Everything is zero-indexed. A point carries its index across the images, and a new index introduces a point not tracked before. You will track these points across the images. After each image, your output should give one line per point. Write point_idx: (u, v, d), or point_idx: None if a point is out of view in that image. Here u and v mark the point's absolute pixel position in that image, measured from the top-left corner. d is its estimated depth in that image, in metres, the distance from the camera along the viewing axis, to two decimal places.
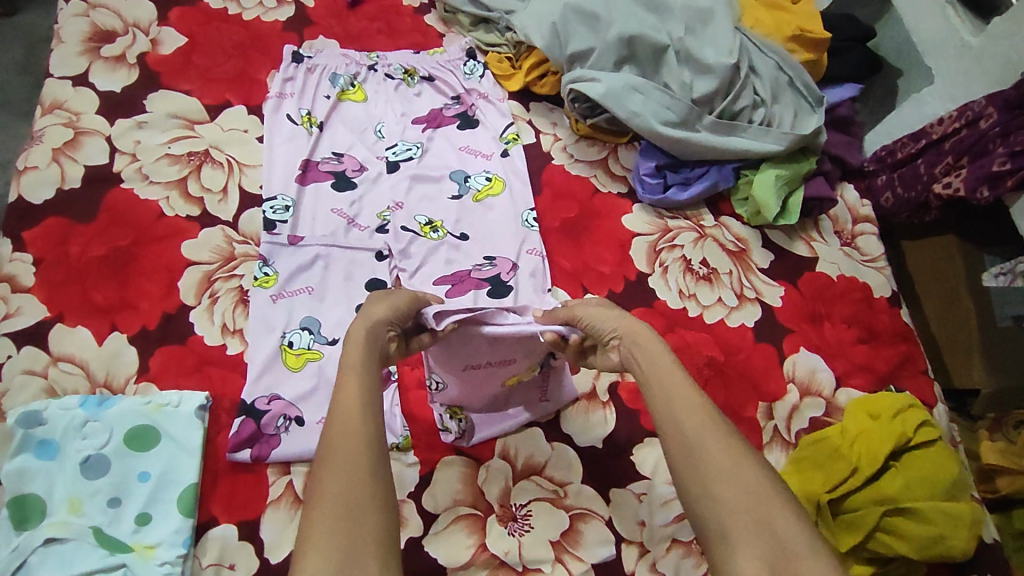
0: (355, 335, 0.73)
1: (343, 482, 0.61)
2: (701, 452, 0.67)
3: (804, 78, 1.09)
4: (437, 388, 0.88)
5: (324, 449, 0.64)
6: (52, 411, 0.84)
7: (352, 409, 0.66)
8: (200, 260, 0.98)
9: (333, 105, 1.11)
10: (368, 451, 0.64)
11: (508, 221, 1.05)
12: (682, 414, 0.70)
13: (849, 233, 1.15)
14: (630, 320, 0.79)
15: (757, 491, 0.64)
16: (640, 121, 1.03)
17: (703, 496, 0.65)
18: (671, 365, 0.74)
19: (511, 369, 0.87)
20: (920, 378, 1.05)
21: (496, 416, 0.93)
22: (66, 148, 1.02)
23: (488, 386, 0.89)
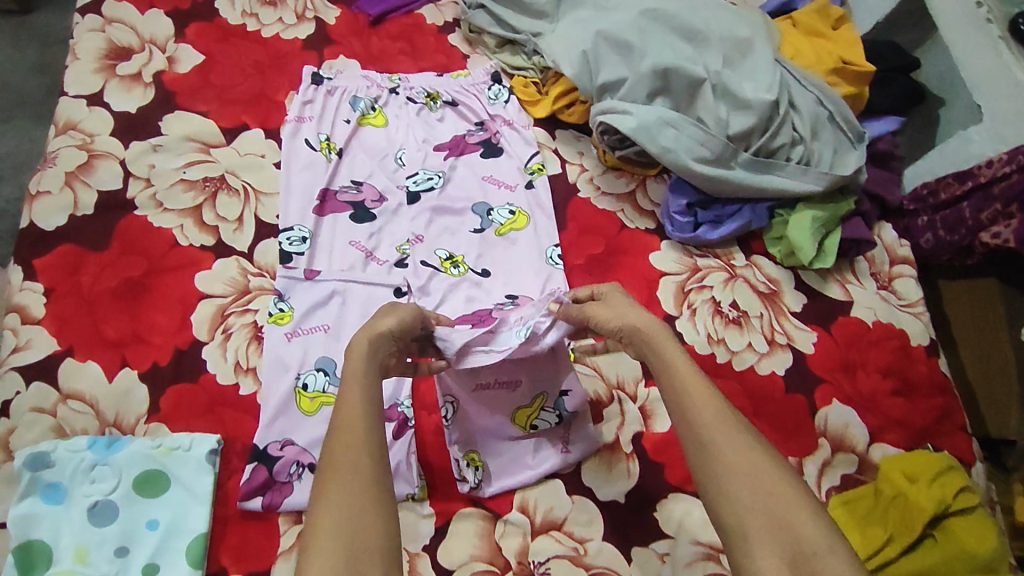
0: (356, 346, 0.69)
1: (345, 492, 0.58)
2: (716, 451, 0.64)
3: (845, 113, 1.03)
4: (450, 416, 0.89)
5: (328, 453, 0.62)
6: (60, 454, 0.83)
7: (356, 416, 0.63)
8: (214, 293, 0.95)
9: (353, 130, 1.08)
10: (371, 458, 0.61)
11: (532, 258, 1.01)
12: (695, 412, 0.67)
13: (886, 275, 1.10)
14: (642, 315, 0.75)
15: (772, 489, 0.62)
16: (672, 157, 0.98)
17: (718, 496, 0.63)
18: (682, 359, 0.71)
19: (522, 395, 0.89)
20: (959, 435, 1.01)
21: (515, 465, 0.91)
22: (79, 172, 0.99)
23: (497, 413, 0.90)
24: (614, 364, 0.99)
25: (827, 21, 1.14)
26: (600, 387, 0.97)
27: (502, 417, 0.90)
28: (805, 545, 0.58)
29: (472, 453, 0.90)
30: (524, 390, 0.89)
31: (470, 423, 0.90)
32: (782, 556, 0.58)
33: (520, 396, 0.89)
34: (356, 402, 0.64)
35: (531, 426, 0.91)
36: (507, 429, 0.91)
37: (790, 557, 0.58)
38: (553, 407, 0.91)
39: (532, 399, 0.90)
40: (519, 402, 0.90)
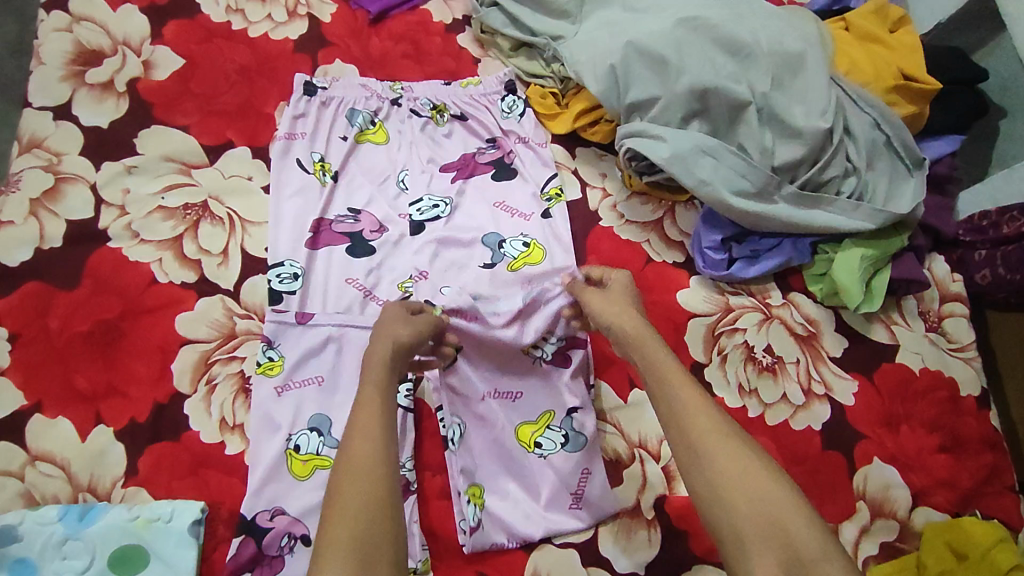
0: (375, 350, 0.73)
1: (359, 490, 0.59)
2: (707, 454, 0.62)
3: (904, 139, 0.93)
4: (455, 443, 0.84)
5: (341, 453, 0.63)
6: (28, 526, 0.75)
7: (371, 418, 0.65)
8: (197, 338, 0.86)
9: (350, 148, 0.97)
10: (383, 458, 0.62)
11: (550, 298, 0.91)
12: (686, 413, 0.66)
13: (936, 314, 1.00)
14: (632, 319, 0.77)
15: (766, 490, 0.60)
16: (709, 191, 0.88)
17: (712, 500, 0.61)
18: (668, 361, 0.71)
19: (523, 408, 0.88)
20: (1008, 496, 0.92)
21: (521, 510, 0.84)
22: (45, 198, 0.89)
23: (499, 431, 0.87)
24: (636, 419, 0.90)
25: (884, 23, 1.01)
26: (619, 445, 0.89)
27: (504, 434, 0.87)
28: (803, 549, 0.56)
29: (475, 490, 0.84)
30: (527, 404, 0.88)
31: (474, 453, 0.85)
32: (776, 558, 0.56)
33: (523, 410, 0.88)
34: (372, 406, 0.66)
35: (536, 447, 0.86)
36: (511, 451, 0.86)
37: (786, 565, 0.56)
38: (559, 426, 0.87)
39: (537, 416, 0.88)
40: (524, 417, 0.88)
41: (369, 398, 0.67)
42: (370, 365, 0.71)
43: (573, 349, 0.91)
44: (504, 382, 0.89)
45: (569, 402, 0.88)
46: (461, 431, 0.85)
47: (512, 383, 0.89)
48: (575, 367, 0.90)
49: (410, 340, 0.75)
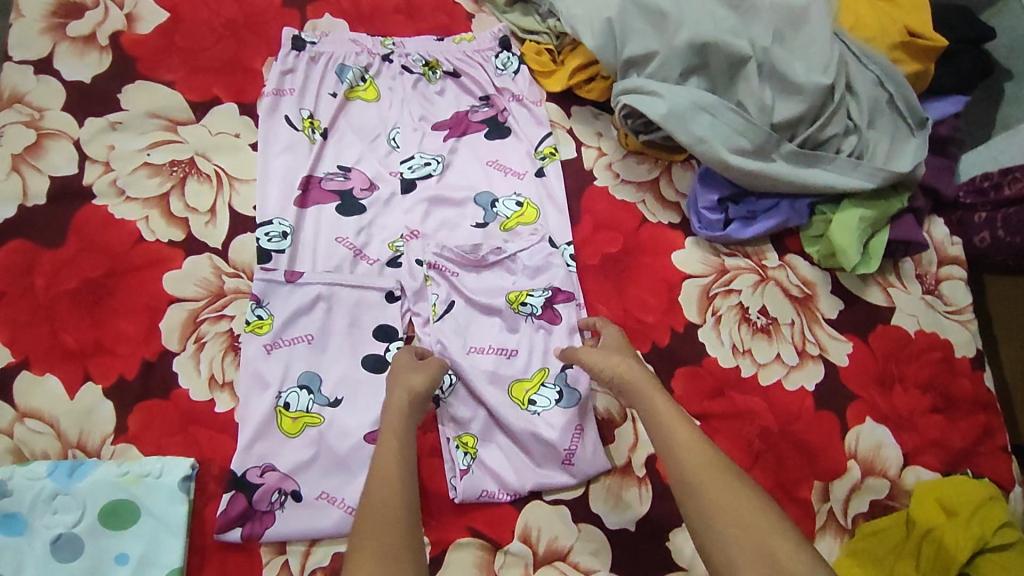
0: (393, 398, 0.76)
1: (381, 528, 0.65)
2: (703, 492, 0.68)
3: (907, 96, 0.90)
4: (447, 394, 0.85)
5: (366, 498, 0.68)
6: (17, 482, 0.75)
7: (392, 465, 0.71)
8: (185, 296, 0.85)
9: (340, 105, 0.95)
10: (403, 498, 0.68)
11: (541, 256, 0.90)
12: (682, 454, 0.71)
13: (933, 277, 0.99)
14: (628, 361, 0.79)
15: (759, 525, 0.65)
16: (707, 148, 0.86)
17: (708, 534, 0.66)
18: (666, 405, 0.75)
19: (518, 361, 0.87)
20: (999, 455, 0.92)
21: (514, 462, 0.84)
22: (27, 154, 0.87)
23: (493, 387, 0.85)
24: None
25: None
26: (610, 404, 0.89)
27: (498, 390, 0.85)
28: None
29: (468, 439, 0.84)
30: (522, 361, 0.87)
31: (464, 403, 0.85)
32: None
33: (518, 367, 0.87)
34: (392, 450, 0.72)
35: (530, 404, 0.86)
36: (505, 407, 0.85)
37: None
38: (553, 383, 0.87)
39: (531, 374, 0.87)
40: (519, 373, 0.87)
41: (388, 440, 0.73)
42: (388, 409, 0.76)
43: (561, 303, 0.89)
44: (500, 338, 0.88)
45: (564, 358, 0.88)
46: (456, 381, 0.85)
47: (509, 340, 0.88)
48: (566, 323, 0.88)
49: (425, 388, 0.77)
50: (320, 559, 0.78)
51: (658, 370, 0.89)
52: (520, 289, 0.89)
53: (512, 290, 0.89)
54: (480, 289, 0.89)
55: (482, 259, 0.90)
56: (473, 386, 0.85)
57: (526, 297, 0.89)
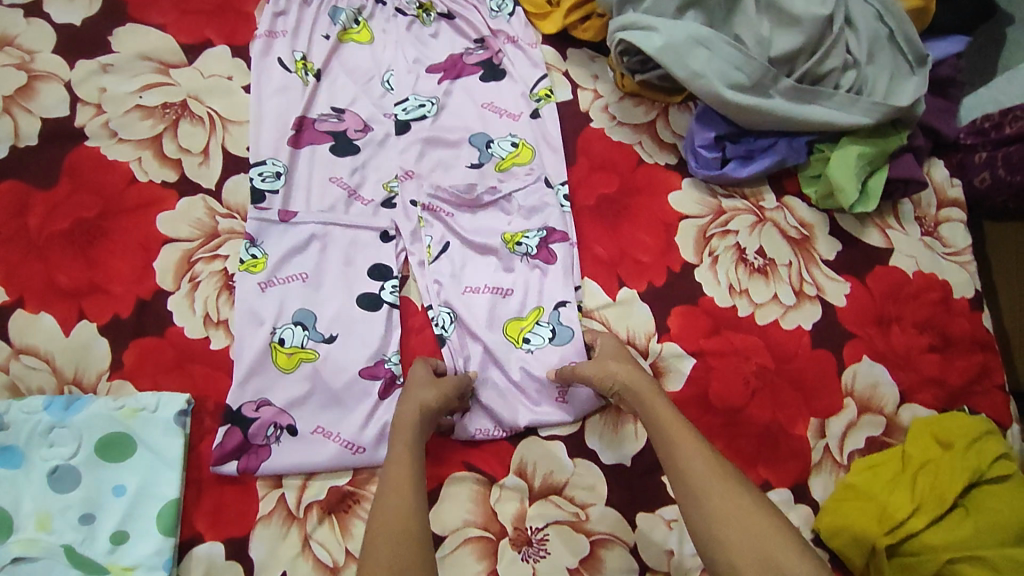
0: (404, 413, 0.75)
1: (393, 546, 0.63)
2: (705, 498, 0.67)
3: (907, 31, 0.89)
4: (448, 332, 0.85)
5: (378, 506, 0.68)
6: (13, 415, 0.75)
7: (403, 472, 0.70)
8: (179, 237, 0.85)
9: (333, 47, 0.94)
10: (416, 516, 0.66)
11: (536, 195, 0.90)
12: (683, 459, 0.70)
13: (932, 220, 0.98)
14: (627, 370, 0.79)
15: (761, 530, 0.64)
16: (703, 84, 0.85)
17: (709, 539, 0.66)
18: (667, 410, 0.75)
19: (513, 300, 0.87)
20: (996, 394, 0.92)
21: (512, 399, 0.85)
22: (19, 96, 0.87)
23: (488, 325, 0.85)
24: (625, 316, 0.88)
25: None
26: None
27: (493, 330, 0.85)
28: None
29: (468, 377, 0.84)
30: (517, 300, 0.87)
31: (461, 343, 0.85)
32: None
33: (513, 306, 0.86)
34: (404, 468, 0.70)
35: (525, 342, 0.86)
36: (500, 346, 0.85)
37: None
38: (548, 322, 0.86)
39: (526, 313, 0.87)
40: (513, 312, 0.86)
41: (401, 454, 0.71)
42: (398, 426, 0.74)
43: (557, 243, 0.88)
44: (495, 278, 0.87)
45: (558, 297, 0.87)
46: (452, 321, 0.85)
47: (504, 279, 0.87)
48: (560, 263, 0.88)
49: (436, 404, 0.76)
50: (316, 492, 0.79)
51: (654, 309, 0.89)
52: (515, 230, 0.89)
53: (506, 231, 0.89)
54: (477, 229, 0.89)
55: (476, 199, 0.89)
56: (468, 326, 0.85)
57: (521, 237, 0.89)
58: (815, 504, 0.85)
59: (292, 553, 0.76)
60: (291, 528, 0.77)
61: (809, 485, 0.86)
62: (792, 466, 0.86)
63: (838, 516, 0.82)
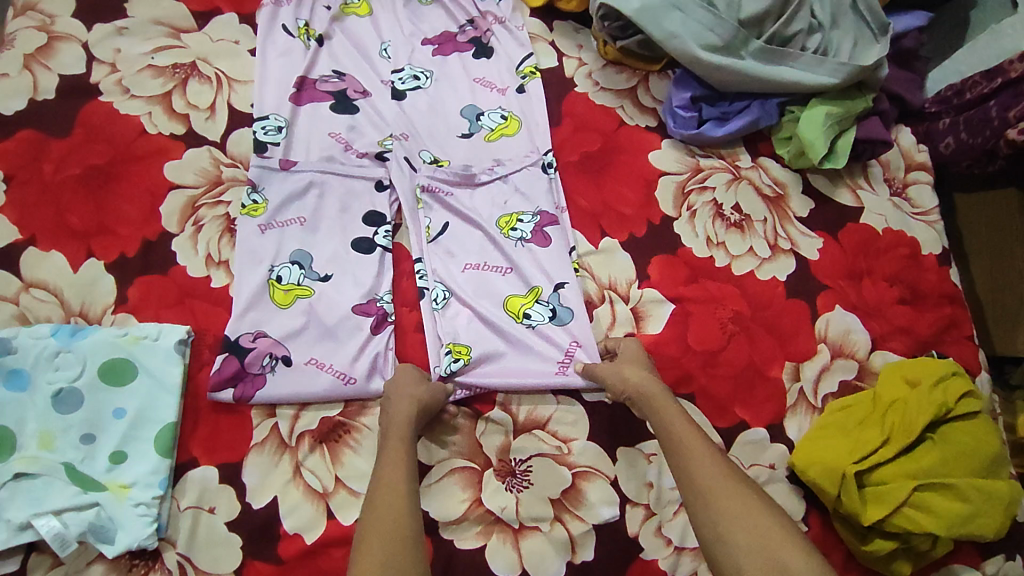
0: (397, 409, 0.78)
1: (385, 538, 0.66)
2: (717, 504, 0.69)
3: (868, 1, 1.00)
4: (439, 306, 0.88)
5: (372, 499, 0.70)
6: (21, 340, 0.78)
7: (397, 466, 0.73)
8: (185, 184, 0.90)
9: (335, 17, 1.02)
10: (408, 503, 0.70)
11: (524, 164, 0.95)
12: (694, 465, 0.72)
13: (900, 182, 1.03)
14: (639, 373, 0.81)
15: (770, 535, 0.65)
16: (677, 43, 0.96)
17: (719, 543, 0.67)
18: (680, 418, 0.77)
19: (511, 277, 0.91)
20: (965, 344, 0.96)
21: (502, 372, 0.85)
22: (39, 55, 0.93)
23: (489, 301, 0.89)
24: (607, 264, 0.93)
25: None
26: (590, 287, 0.92)
27: (494, 305, 0.89)
28: None
29: (460, 348, 0.85)
30: (517, 278, 0.90)
31: (455, 316, 0.88)
32: None
33: (512, 284, 0.90)
34: (396, 464, 0.73)
35: (525, 318, 0.88)
36: (499, 318, 0.88)
37: None
38: (547, 301, 0.89)
39: (527, 290, 0.90)
40: (512, 289, 0.90)
41: (395, 449, 0.74)
42: (392, 423, 0.77)
43: (550, 227, 0.93)
44: (493, 257, 0.91)
45: (557, 278, 0.90)
46: (448, 298, 0.88)
47: (501, 258, 0.91)
48: (555, 244, 0.91)
49: (428, 400, 0.80)
50: (308, 422, 0.81)
51: (634, 257, 0.94)
52: (510, 214, 0.93)
53: (503, 215, 0.93)
54: (474, 206, 0.94)
55: (474, 176, 0.94)
56: (464, 300, 0.88)
57: (516, 222, 0.93)
58: (791, 443, 0.88)
59: (284, 479, 0.79)
60: (283, 455, 0.80)
61: (785, 425, 0.88)
62: (768, 406, 0.89)
63: (811, 451, 0.84)
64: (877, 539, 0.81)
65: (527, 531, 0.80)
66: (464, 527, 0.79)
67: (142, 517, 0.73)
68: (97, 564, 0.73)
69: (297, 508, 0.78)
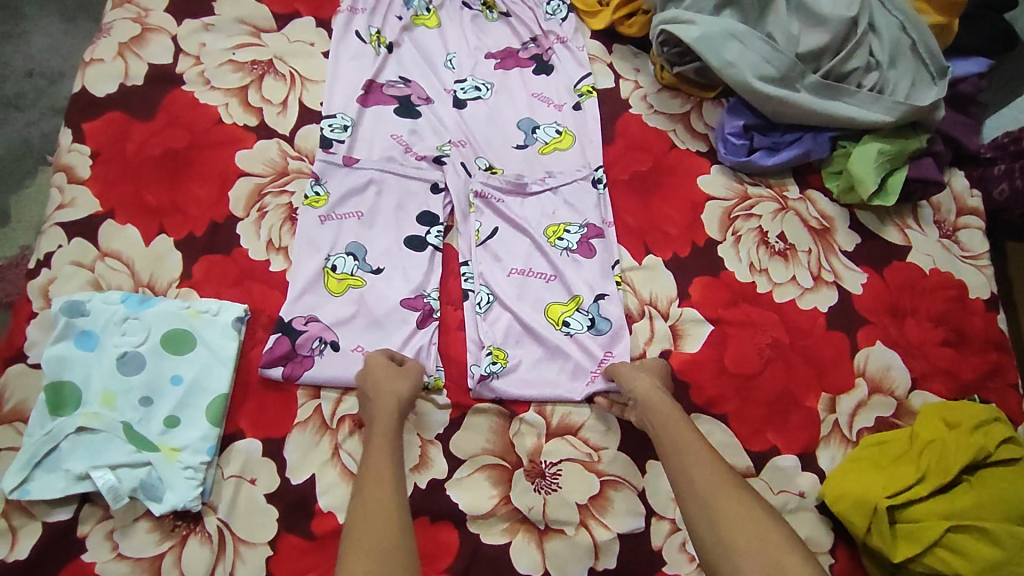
0: (380, 404, 0.79)
1: (374, 535, 0.67)
2: (716, 506, 0.70)
3: (929, 45, 1.01)
4: (482, 310, 0.90)
5: (358, 495, 0.72)
6: (95, 304, 0.84)
7: (382, 461, 0.74)
8: (253, 172, 0.95)
9: (405, 27, 1.07)
10: (394, 497, 0.71)
11: (575, 178, 0.99)
12: (693, 468, 0.74)
13: (950, 224, 1.03)
14: (645, 377, 0.83)
15: (766, 536, 0.67)
16: (734, 72, 0.99)
17: (717, 545, 0.68)
18: (681, 425, 0.78)
19: (555, 286, 0.93)
20: (1009, 392, 0.94)
21: (535, 379, 0.88)
22: (132, 44, 1.00)
23: (531, 305, 0.92)
24: (650, 280, 0.95)
25: None
26: (631, 302, 0.93)
27: (535, 310, 0.91)
28: None
29: (500, 352, 0.88)
30: (560, 286, 0.93)
31: (495, 320, 0.90)
32: None
33: (556, 292, 0.93)
34: (383, 460, 0.74)
35: (564, 325, 0.91)
36: (540, 325, 0.90)
37: None
38: (587, 311, 0.91)
39: (568, 298, 0.92)
40: (554, 298, 0.92)
41: (380, 447, 0.75)
42: (376, 418, 0.78)
43: (596, 239, 0.95)
44: (538, 263, 0.94)
45: (599, 289, 0.92)
46: (492, 301, 0.91)
47: (546, 265, 0.94)
48: (599, 256, 0.94)
49: (409, 394, 0.80)
50: (350, 407, 0.85)
51: (676, 276, 0.95)
52: (558, 224, 0.96)
53: (551, 224, 0.96)
54: (523, 214, 0.97)
55: (525, 185, 0.97)
56: (507, 305, 0.91)
57: (563, 232, 0.95)
58: (821, 473, 0.87)
59: (323, 458, 0.82)
60: (323, 436, 0.83)
61: (817, 455, 0.88)
62: (801, 434, 0.89)
63: (842, 483, 0.84)
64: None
65: (552, 534, 0.81)
66: (491, 523, 0.81)
67: (189, 480, 0.77)
68: (143, 521, 0.77)
69: (333, 487, 0.80)
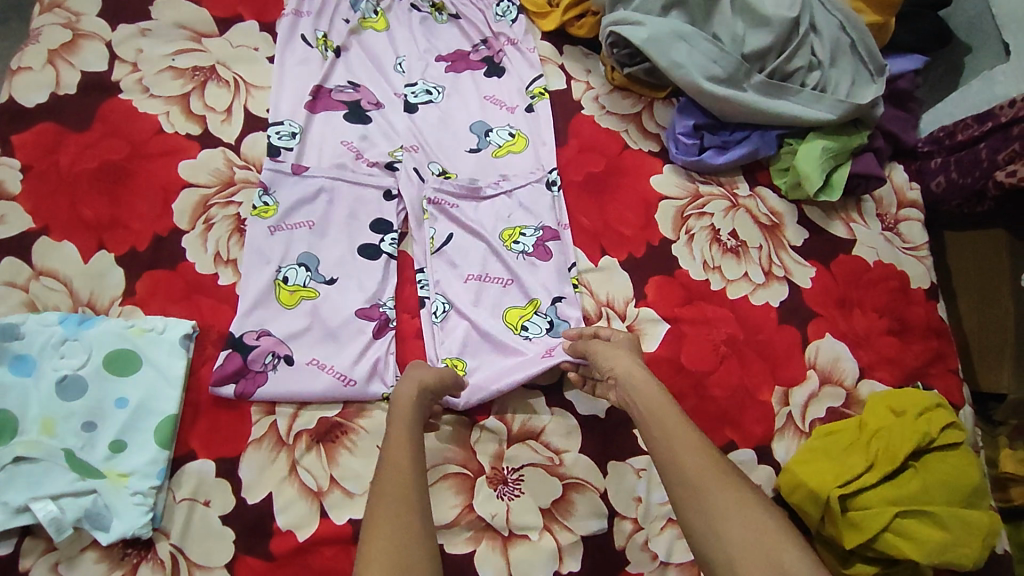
0: (400, 390, 0.77)
1: (393, 524, 0.63)
2: (708, 495, 0.67)
3: (867, 43, 1.04)
4: (439, 319, 0.90)
5: (377, 483, 0.68)
6: (30, 326, 0.80)
7: (401, 449, 0.71)
8: (197, 183, 0.92)
9: (352, 30, 1.05)
10: (414, 486, 0.68)
11: (530, 182, 0.98)
12: (683, 454, 0.71)
13: (892, 217, 1.07)
14: (627, 359, 0.80)
15: (760, 527, 0.64)
16: (683, 73, 1.00)
17: (709, 535, 0.65)
18: (669, 409, 0.75)
19: (512, 288, 0.93)
20: (950, 377, 0.98)
21: (498, 376, 0.87)
22: (63, 51, 0.95)
23: (488, 311, 0.91)
24: (606, 281, 0.95)
25: None
26: (588, 303, 0.94)
27: (492, 317, 0.91)
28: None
29: (455, 362, 0.87)
30: (517, 290, 0.93)
31: (452, 329, 0.90)
32: None
33: (513, 296, 0.92)
34: (401, 449, 0.71)
35: (522, 330, 0.90)
36: (497, 329, 0.90)
37: None
38: (545, 313, 0.91)
39: (526, 302, 0.92)
40: (512, 302, 0.92)
41: (399, 437, 0.72)
42: (396, 405, 0.76)
43: (552, 241, 0.95)
44: (493, 267, 0.94)
45: (555, 291, 0.92)
46: (448, 311, 0.91)
47: (502, 269, 0.94)
48: (555, 259, 0.94)
49: (435, 382, 0.79)
50: (306, 422, 0.83)
51: (632, 277, 0.96)
52: (513, 228, 0.96)
53: (506, 229, 0.96)
54: (478, 219, 0.96)
55: (479, 189, 0.97)
56: (463, 313, 0.90)
57: (519, 235, 0.95)
58: (777, 464, 0.90)
59: (280, 476, 0.80)
60: (280, 453, 0.81)
61: (772, 447, 0.90)
62: (758, 428, 0.91)
63: (796, 472, 0.86)
64: (859, 563, 0.83)
65: (516, 540, 0.81)
66: (454, 532, 0.80)
67: (138, 507, 0.74)
68: (90, 552, 0.74)
69: (291, 505, 0.79)
